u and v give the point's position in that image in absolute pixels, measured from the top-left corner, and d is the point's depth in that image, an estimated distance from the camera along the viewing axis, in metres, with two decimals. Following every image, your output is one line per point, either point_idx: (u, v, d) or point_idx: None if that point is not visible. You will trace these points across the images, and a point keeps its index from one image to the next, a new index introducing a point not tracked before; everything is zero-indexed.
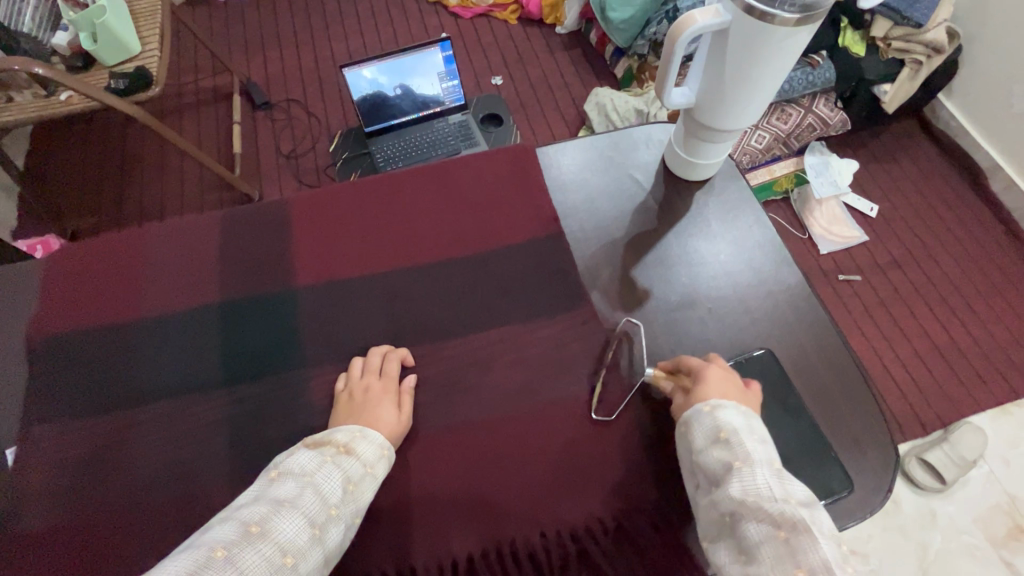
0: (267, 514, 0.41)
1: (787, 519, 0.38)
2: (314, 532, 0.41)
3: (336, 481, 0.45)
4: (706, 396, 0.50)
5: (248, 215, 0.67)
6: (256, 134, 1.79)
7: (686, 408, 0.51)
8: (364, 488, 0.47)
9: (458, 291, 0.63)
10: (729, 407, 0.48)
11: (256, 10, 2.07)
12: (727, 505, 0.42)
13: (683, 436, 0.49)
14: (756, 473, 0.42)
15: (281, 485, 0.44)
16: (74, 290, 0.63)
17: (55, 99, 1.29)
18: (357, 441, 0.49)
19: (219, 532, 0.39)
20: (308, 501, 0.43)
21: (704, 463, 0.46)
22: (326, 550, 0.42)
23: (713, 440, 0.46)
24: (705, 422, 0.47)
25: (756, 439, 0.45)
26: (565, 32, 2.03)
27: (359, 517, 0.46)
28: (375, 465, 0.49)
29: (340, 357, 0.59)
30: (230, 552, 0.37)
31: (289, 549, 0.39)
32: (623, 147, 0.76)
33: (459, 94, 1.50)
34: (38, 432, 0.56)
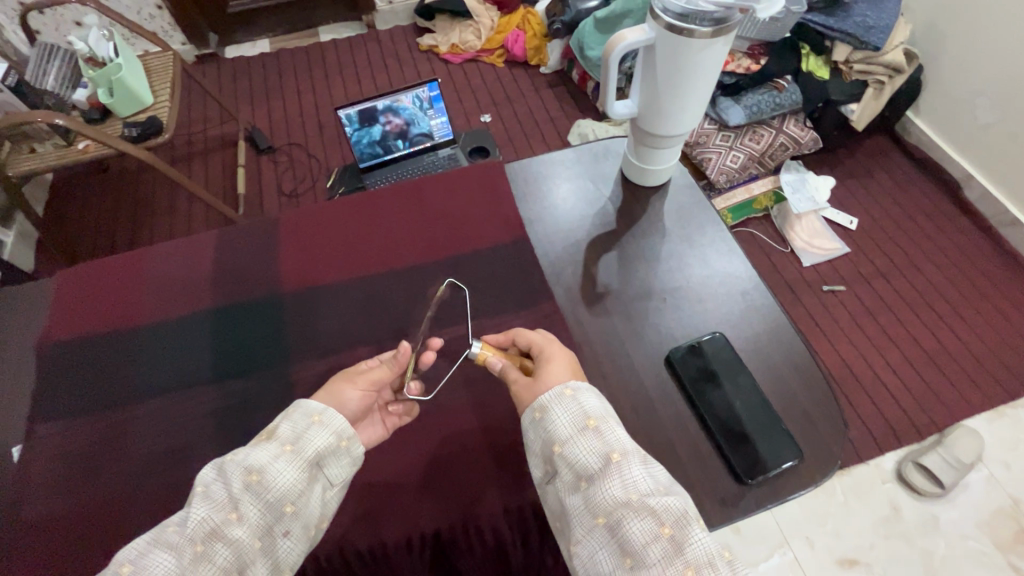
0: (181, 516, 0.42)
1: (671, 515, 0.39)
2: (223, 524, 0.41)
3: (243, 467, 0.44)
4: (556, 385, 0.49)
5: (241, 232, 0.73)
6: (259, 175, 1.90)
7: (534, 396, 0.49)
8: (281, 466, 0.45)
9: (431, 290, 0.68)
10: (586, 390, 0.48)
11: (262, 64, 2.24)
12: (605, 505, 0.41)
13: (540, 421, 0.47)
14: (632, 466, 0.42)
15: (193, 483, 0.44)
16: (79, 305, 0.68)
17: (74, 148, 1.40)
18: (281, 419, 0.48)
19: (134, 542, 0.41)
20: (220, 495, 0.43)
21: (571, 455, 0.44)
22: (246, 537, 0.42)
23: (581, 429, 0.45)
24: (570, 408, 0.46)
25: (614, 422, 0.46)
26: (549, 72, 2.17)
27: (290, 496, 0.45)
28: (297, 442, 0.46)
29: (321, 354, 0.64)
30: (133, 565, 0.38)
31: (193, 546, 0.40)
32: (586, 160, 0.82)
33: (448, 130, 1.60)
34: (43, 429, 0.60)
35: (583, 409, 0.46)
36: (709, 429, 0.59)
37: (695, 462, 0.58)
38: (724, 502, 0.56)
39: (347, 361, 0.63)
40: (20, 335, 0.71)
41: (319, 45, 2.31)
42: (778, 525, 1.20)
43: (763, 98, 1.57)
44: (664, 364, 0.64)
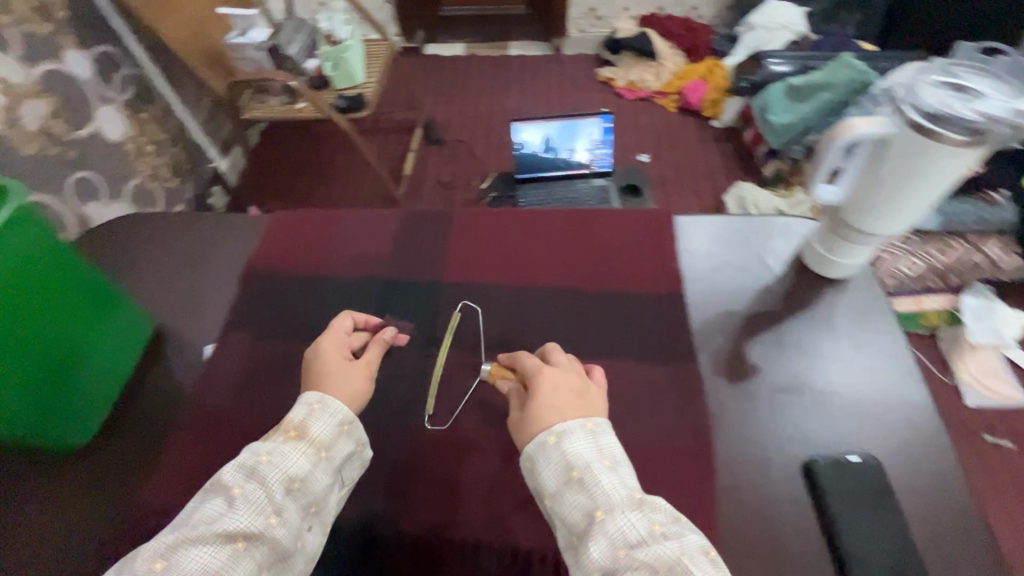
0: (216, 513, 0.46)
1: (661, 566, 0.41)
2: (263, 525, 0.47)
3: (282, 472, 0.49)
4: (541, 427, 0.51)
5: (422, 218, 0.81)
6: (425, 161, 2.08)
7: (524, 439, 0.52)
8: (319, 473, 0.51)
9: (576, 318, 0.69)
10: (570, 432, 0.50)
11: (454, 65, 2.46)
12: (596, 561, 0.43)
13: (531, 470, 0.50)
14: (619, 518, 0.44)
15: (228, 479, 0.48)
16: (283, 245, 0.79)
17: (294, 107, 1.65)
18: (312, 417, 0.54)
19: (164, 538, 0.45)
20: (258, 495, 0.48)
21: (563, 510, 0.47)
22: (284, 535, 0.48)
23: (567, 480, 0.48)
24: (552, 457, 0.49)
25: (605, 465, 0.48)
26: (721, 126, 2.14)
27: (318, 497, 0.51)
28: (327, 448, 0.53)
29: (463, 347, 0.68)
30: (167, 560, 0.43)
31: (233, 544, 0.45)
32: (760, 234, 0.79)
33: (606, 162, 1.64)
34: (235, 337, 0.71)
35: (568, 458, 0.49)
36: (837, 561, 0.53)
37: None
38: None
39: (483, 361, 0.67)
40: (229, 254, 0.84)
41: (507, 58, 2.49)
42: None
43: (969, 209, 1.40)
44: (801, 471, 0.58)
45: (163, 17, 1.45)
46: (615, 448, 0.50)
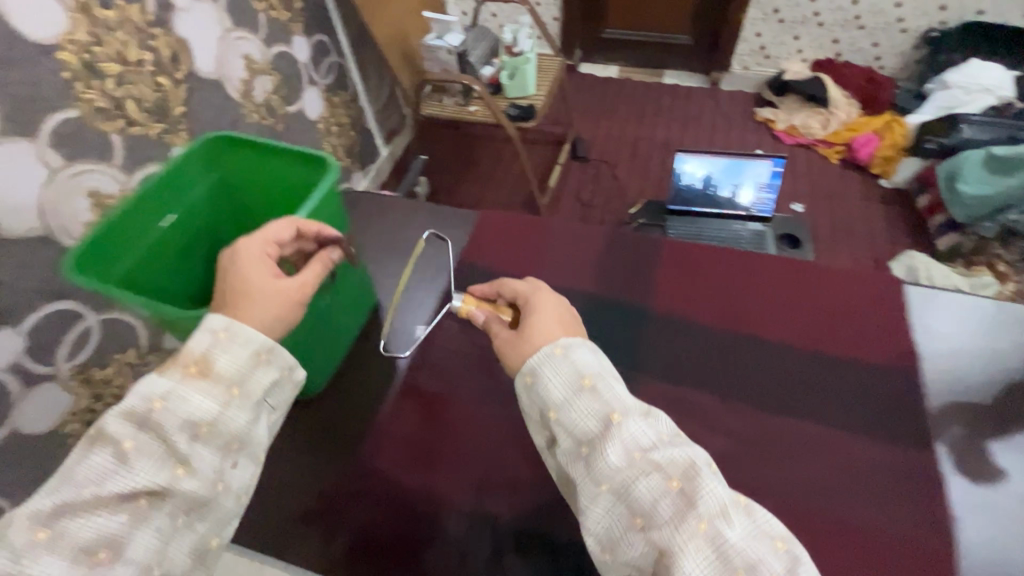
0: (101, 475, 0.47)
1: (673, 468, 0.46)
2: (171, 480, 0.48)
3: (183, 415, 0.50)
4: (540, 346, 0.55)
5: (629, 240, 0.81)
6: (568, 176, 2.12)
7: (524, 357, 0.55)
8: (233, 412, 0.52)
9: (794, 376, 0.67)
10: (571, 350, 0.54)
11: (607, 86, 2.48)
12: (614, 469, 0.47)
13: (538, 382, 0.53)
14: (630, 424, 0.49)
15: (114, 429, 0.48)
16: (493, 243, 0.82)
17: (467, 109, 1.75)
18: (216, 349, 0.53)
19: (55, 494, 0.46)
20: (157, 450, 0.49)
21: (574, 418, 0.51)
22: (197, 486, 0.50)
23: (579, 388, 0.52)
24: (565, 368, 0.53)
25: (608, 379, 0.53)
26: (890, 185, 1.99)
27: (238, 435, 0.53)
28: (239, 384, 0.53)
29: (671, 380, 0.67)
30: (50, 530, 0.45)
31: (135, 503, 0.47)
32: (1013, 322, 0.70)
33: (768, 207, 1.56)
34: (448, 324, 0.78)
35: (578, 371, 0.53)
36: None
37: None
38: None
39: (690, 398, 0.66)
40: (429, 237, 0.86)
41: (661, 85, 2.47)
42: None
43: None
44: None
45: (375, 15, 1.59)
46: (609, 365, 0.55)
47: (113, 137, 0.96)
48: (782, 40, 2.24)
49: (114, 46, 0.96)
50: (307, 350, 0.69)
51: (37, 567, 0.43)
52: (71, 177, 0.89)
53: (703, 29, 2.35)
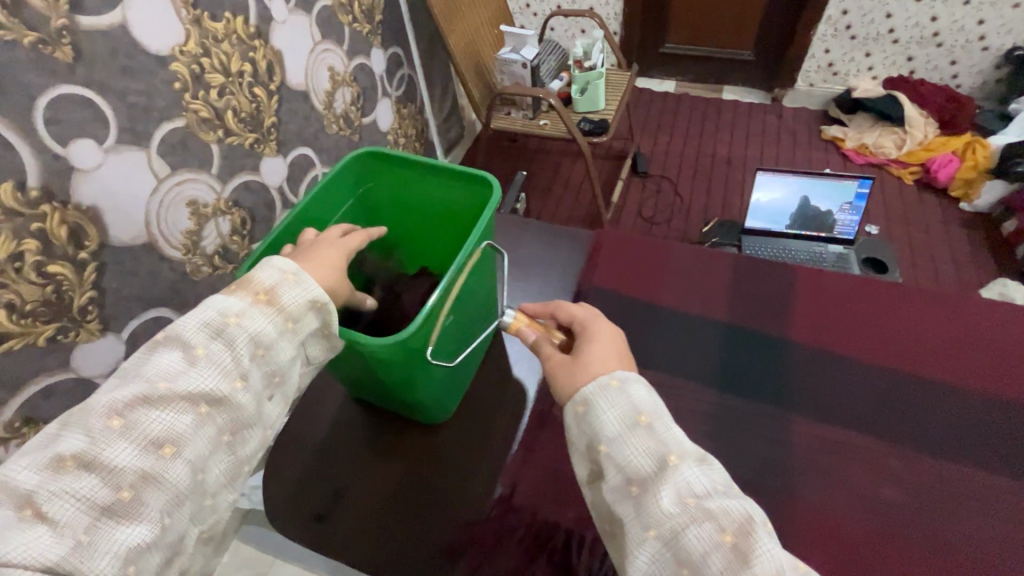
0: (175, 372, 0.45)
1: (732, 523, 0.39)
2: (229, 390, 0.46)
3: (250, 333, 0.48)
4: (593, 376, 0.48)
5: (758, 265, 0.77)
6: (628, 192, 2.09)
7: (576, 384, 0.48)
8: (284, 342, 0.50)
9: (963, 420, 0.62)
10: (635, 384, 0.47)
11: (664, 101, 2.45)
12: (663, 517, 0.40)
13: (586, 414, 0.46)
14: (686, 470, 0.42)
15: (187, 335, 0.46)
16: (613, 265, 0.79)
17: (536, 123, 1.74)
18: (284, 286, 0.51)
19: (122, 390, 0.44)
20: (224, 359, 0.46)
21: (623, 455, 0.44)
22: (247, 404, 0.47)
23: (631, 424, 0.44)
24: (618, 401, 0.46)
25: (667, 419, 0.45)
26: (969, 209, 1.89)
27: (282, 369, 0.50)
28: (296, 318, 0.51)
29: (825, 420, 0.63)
30: (123, 419, 0.42)
31: (197, 408, 0.45)
32: None
33: (852, 229, 1.50)
34: None
35: (632, 406, 0.45)
36: None
37: None
38: None
39: (850, 441, 0.61)
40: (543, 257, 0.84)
41: (720, 101, 2.42)
42: None
43: None
44: None
45: (452, 28, 1.58)
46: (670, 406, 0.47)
47: (214, 148, 0.82)
48: (852, 57, 2.18)
49: (222, 57, 0.82)
50: (455, 374, 0.65)
51: (107, 453, 0.41)
52: (177, 188, 0.77)
53: (767, 44, 2.31)
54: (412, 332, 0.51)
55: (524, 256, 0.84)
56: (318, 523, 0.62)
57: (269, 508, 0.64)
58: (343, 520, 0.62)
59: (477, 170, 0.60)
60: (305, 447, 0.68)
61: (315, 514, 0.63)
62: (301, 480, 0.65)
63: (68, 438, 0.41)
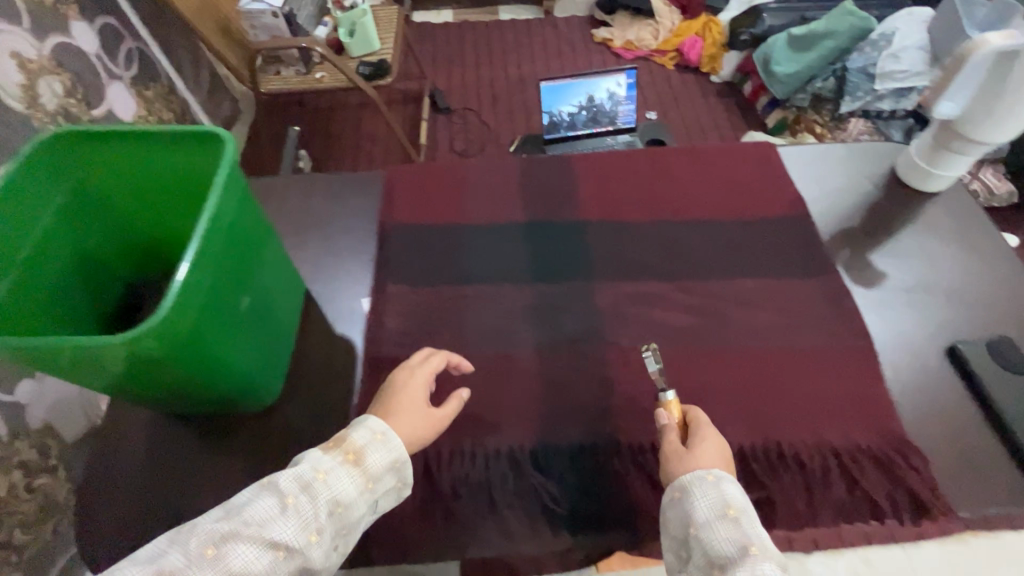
0: (266, 516, 0.43)
1: None
2: (304, 545, 0.43)
3: (333, 492, 0.46)
4: (694, 467, 0.51)
5: (542, 163, 0.82)
6: (437, 131, 2.06)
7: (680, 474, 0.51)
8: (361, 501, 0.47)
9: (721, 243, 0.74)
10: (729, 481, 0.49)
11: (447, 32, 2.40)
12: None
13: (681, 500, 0.49)
14: (764, 564, 0.44)
15: (282, 483, 0.45)
16: (410, 197, 0.78)
17: (312, 78, 1.58)
18: (373, 446, 0.49)
19: (219, 521, 0.42)
20: (306, 508, 0.44)
21: (711, 542, 0.46)
22: (315, 559, 0.44)
23: (721, 514, 0.47)
24: (709, 492, 0.48)
25: (753, 519, 0.47)
26: (719, 81, 2.20)
27: (352, 525, 0.47)
28: (376, 480, 0.48)
29: (622, 278, 0.71)
30: (218, 549, 0.41)
31: (275, 552, 0.42)
32: (857, 156, 0.84)
33: (632, 117, 1.67)
34: (392, 286, 0.70)
35: (725, 498, 0.48)
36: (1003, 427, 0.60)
37: (982, 445, 0.60)
38: (1014, 491, 0.57)
39: (644, 289, 0.70)
40: (340, 209, 0.79)
41: (500, 22, 2.45)
42: None
43: None
44: (946, 356, 0.66)
45: None
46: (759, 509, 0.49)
47: None
48: None
49: None
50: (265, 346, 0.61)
51: None
52: None
53: None
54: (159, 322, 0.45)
55: (319, 214, 0.79)
56: None
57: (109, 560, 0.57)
58: None
59: (197, 127, 0.51)
60: (130, 483, 0.61)
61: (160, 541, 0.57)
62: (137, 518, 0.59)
63: (163, 553, 0.40)
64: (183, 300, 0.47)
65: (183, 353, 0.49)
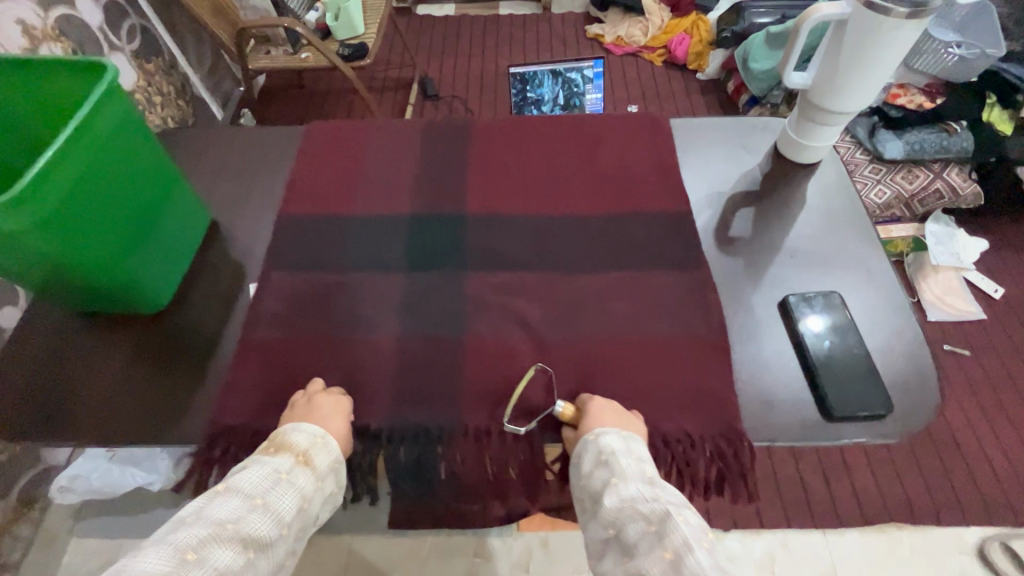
0: (236, 518, 0.51)
1: (658, 519, 0.50)
2: (269, 541, 0.51)
3: (297, 492, 0.55)
4: (585, 441, 0.58)
5: (446, 127, 0.90)
6: (423, 116, 2.15)
7: (575, 443, 0.60)
8: (315, 501, 0.57)
9: (590, 199, 0.80)
10: (610, 433, 0.58)
11: (445, 25, 2.50)
12: (610, 518, 0.53)
13: (574, 461, 0.59)
14: (630, 486, 0.54)
15: (247, 488, 0.53)
16: (321, 151, 0.87)
17: (298, 57, 1.71)
18: (317, 448, 0.58)
19: (192, 531, 0.49)
20: (270, 514, 0.53)
21: (591, 484, 0.56)
22: (277, 553, 0.52)
23: (596, 462, 0.57)
24: (589, 448, 0.57)
25: (631, 457, 0.56)
26: (704, 79, 2.23)
27: (307, 523, 0.56)
28: (324, 479, 0.58)
29: (492, 227, 0.78)
30: (198, 553, 0.47)
31: (247, 552, 0.49)
32: (743, 129, 0.88)
33: (599, 107, 1.73)
34: (286, 222, 0.79)
35: (602, 449, 0.57)
36: (809, 369, 0.64)
37: (788, 385, 0.64)
38: (804, 426, 0.61)
39: (509, 236, 0.77)
40: (266, 158, 0.90)
41: (497, 17, 2.54)
42: (830, 553, 1.27)
43: (930, 137, 1.53)
44: (777, 306, 0.70)
45: None
46: (644, 453, 0.58)
47: None
48: None
49: None
50: (155, 260, 0.70)
51: None
52: None
53: None
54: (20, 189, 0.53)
55: (241, 165, 0.88)
56: (45, 422, 0.65)
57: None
58: (72, 412, 0.66)
59: (87, 56, 0.63)
60: (29, 364, 0.70)
61: (46, 414, 0.66)
62: (30, 391, 0.68)
63: (142, 566, 0.45)
64: (46, 180, 0.56)
65: (52, 232, 0.58)
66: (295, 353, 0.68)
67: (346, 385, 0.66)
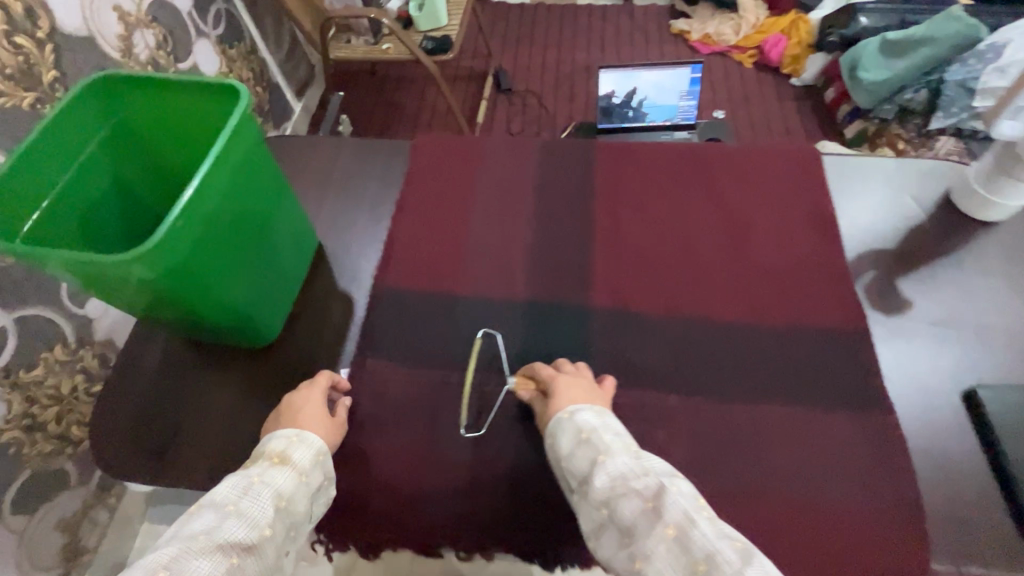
0: (211, 527, 0.43)
1: (651, 493, 0.44)
2: (256, 541, 0.44)
3: (275, 488, 0.48)
4: (552, 412, 0.54)
5: (565, 149, 0.80)
6: (495, 110, 2.08)
7: (547, 422, 0.55)
8: (301, 495, 0.49)
9: (736, 247, 0.69)
10: (584, 409, 0.53)
11: (520, 13, 2.39)
12: (599, 497, 0.46)
13: (551, 443, 0.53)
14: (618, 461, 0.48)
15: (220, 498, 0.45)
16: (427, 168, 0.79)
17: (379, 48, 1.65)
18: (293, 447, 0.52)
19: (162, 551, 0.40)
20: (251, 517, 0.45)
21: (575, 471, 0.50)
22: (267, 555, 0.44)
23: (577, 441, 0.51)
24: (566, 427, 0.52)
25: (611, 433, 0.51)
26: (800, 84, 2.06)
27: (296, 521, 0.49)
28: (308, 473, 0.51)
29: (622, 273, 0.69)
30: (171, 569, 0.39)
31: (230, 559, 0.41)
32: (910, 174, 0.77)
33: (692, 115, 1.60)
34: (394, 252, 0.72)
35: (578, 425, 0.52)
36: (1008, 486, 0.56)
37: (981, 499, 0.55)
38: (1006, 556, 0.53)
39: (642, 286, 0.67)
40: (370, 175, 0.84)
41: (575, 6, 2.41)
42: None
43: None
44: (960, 401, 0.61)
45: None
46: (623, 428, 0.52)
47: None
48: None
49: None
50: (265, 292, 0.65)
51: None
52: None
53: None
54: (164, 237, 0.48)
55: (346, 182, 0.83)
56: (159, 459, 0.63)
57: (111, 459, 0.63)
58: (182, 451, 0.63)
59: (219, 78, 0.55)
60: (141, 393, 0.67)
61: (158, 449, 0.64)
62: (143, 423, 0.66)
63: None
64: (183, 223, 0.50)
65: (178, 279, 0.52)
66: (409, 409, 0.62)
67: (463, 451, 0.59)
